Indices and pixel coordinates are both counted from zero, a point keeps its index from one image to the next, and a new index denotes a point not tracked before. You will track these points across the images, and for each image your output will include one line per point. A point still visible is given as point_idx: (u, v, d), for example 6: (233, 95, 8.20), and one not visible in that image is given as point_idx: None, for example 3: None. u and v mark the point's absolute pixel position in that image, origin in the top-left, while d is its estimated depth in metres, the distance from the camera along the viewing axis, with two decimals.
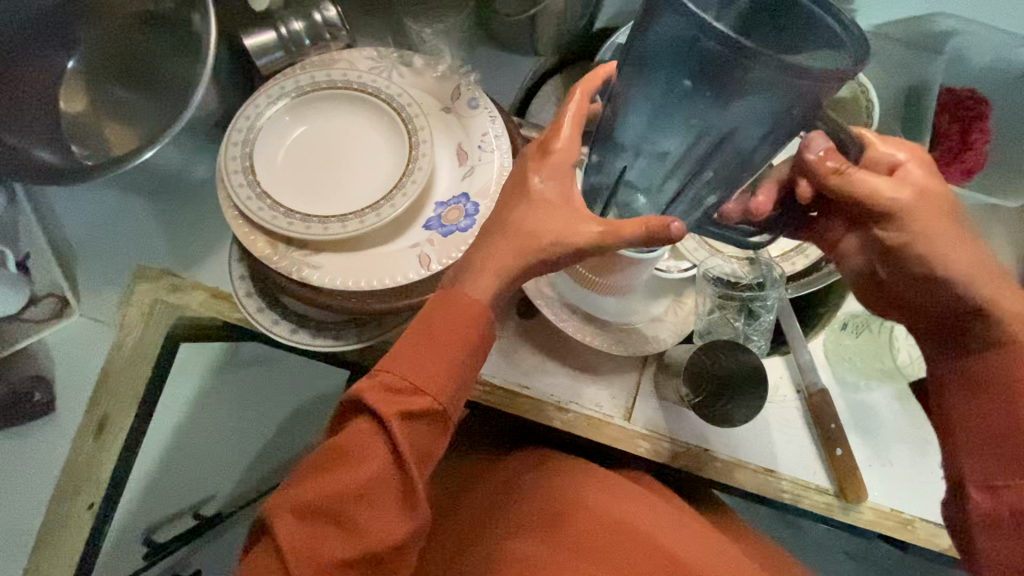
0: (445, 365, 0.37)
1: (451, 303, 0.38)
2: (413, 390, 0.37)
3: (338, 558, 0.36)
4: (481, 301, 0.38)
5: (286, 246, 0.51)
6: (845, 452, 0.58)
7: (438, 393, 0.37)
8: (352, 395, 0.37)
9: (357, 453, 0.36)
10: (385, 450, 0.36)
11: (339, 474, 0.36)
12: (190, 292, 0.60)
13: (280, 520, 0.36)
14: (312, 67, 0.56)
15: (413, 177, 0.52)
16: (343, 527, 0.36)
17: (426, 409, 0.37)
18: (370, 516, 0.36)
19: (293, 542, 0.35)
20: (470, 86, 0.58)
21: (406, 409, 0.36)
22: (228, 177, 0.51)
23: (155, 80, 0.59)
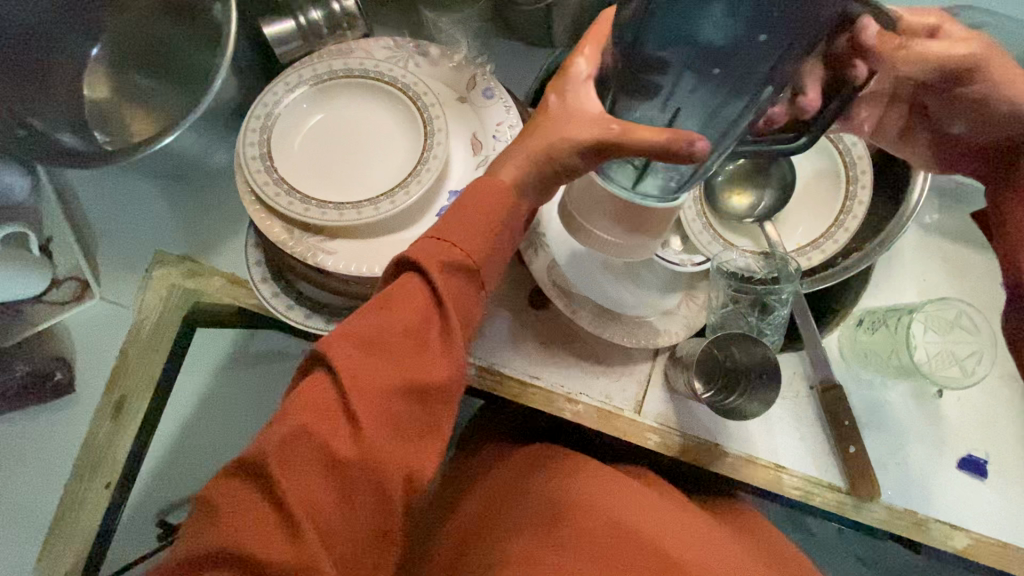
0: (484, 228, 0.42)
1: (487, 182, 0.42)
2: (455, 247, 0.41)
3: (390, 386, 0.39)
4: (512, 181, 0.42)
5: (302, 231, 0.51)
6: (858, 450, 0.58)
7: (476, 253, 0.42)
8: (402, 255, 0.42)
9: (403, 297, 0.41)
10: (430, 297, 0.41)
11: (389, 313, 0.40)
12: (208, 277, 0.61)
13: (337, 350, 0.39)
14: (330, 56, 0.56)
15: (428, 165, 0.53)
16: (393, 359, 0.40)
17: (465, 266, 0.42)
18: (417, 355, 0.40)
19: (349, 368, 0.39)
20: (485, 76, 0.58)
21: (449, 260, 0.41)
22: (246, 162, 0.51)
23: (176, 67, 0.60)
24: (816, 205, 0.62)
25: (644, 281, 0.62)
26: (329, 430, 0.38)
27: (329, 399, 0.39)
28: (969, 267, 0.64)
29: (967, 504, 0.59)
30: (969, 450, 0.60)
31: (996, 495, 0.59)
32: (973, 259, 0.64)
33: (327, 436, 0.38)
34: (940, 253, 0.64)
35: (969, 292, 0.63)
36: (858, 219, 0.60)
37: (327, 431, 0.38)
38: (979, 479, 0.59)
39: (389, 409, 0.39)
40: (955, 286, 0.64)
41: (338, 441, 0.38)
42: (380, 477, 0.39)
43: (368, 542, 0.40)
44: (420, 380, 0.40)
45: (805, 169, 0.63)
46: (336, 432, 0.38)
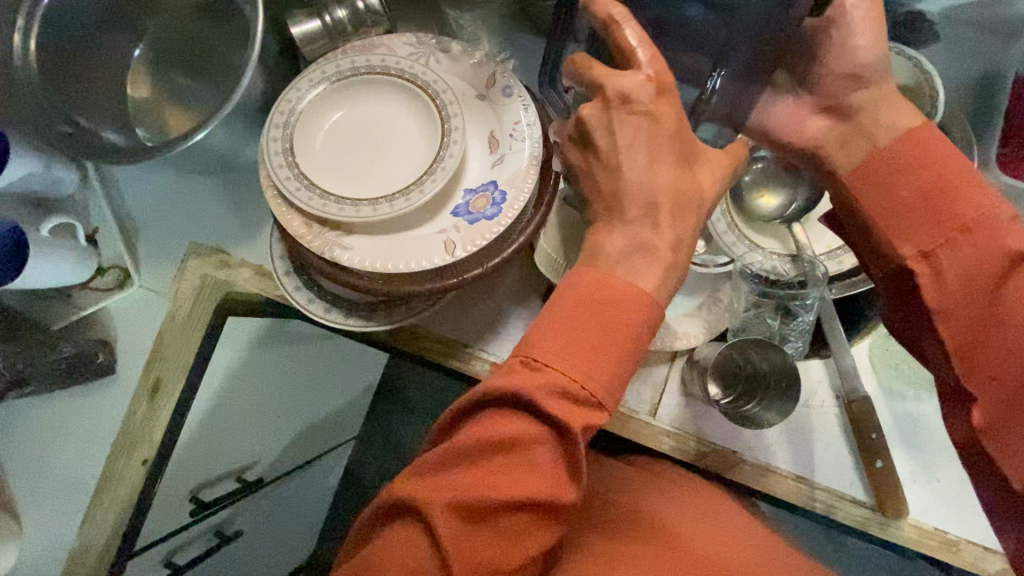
0: (614, 382, 0.37)
1: (625, 293, 0.37)
2: (585, 399, 0.36)
3: (493, 564, 0.36)
4: (645, 298, 0.37)
5: (320, 226, 0.52)
6: (885, 465, 0.55)
7: (602, 403, 0.37)
8: (531, 404, 0.36)
9: (521, 456, 0.36)
10: (552, 456, 0.36)
11: (503, 478, 0.36)
12: (237, 268, 0.64)
13: (447, 524, 0.35)
14: (354, 52, 0.57)
15: (444, 164, 0.53)
16: (500, 533, 0.36)
17: (592, 418, 0.37)
18: (527, 532, 0.37)
19: (452, 539, 0.35)
20: (505, 73, 0.58)
21: (581, 424, 0.36)
22: (269, 157, 0.53)
23: (211, 66, 0.62)
24: None
25: None
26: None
27: (423, 565, 0.36)
28: None
29: None
30: None
31: None
32: None
33: None
34: None
35: None
36: None
37: None
38: None
39: None
40: None
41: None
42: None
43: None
44: (527, 553, 0.37)
45: None
46: None
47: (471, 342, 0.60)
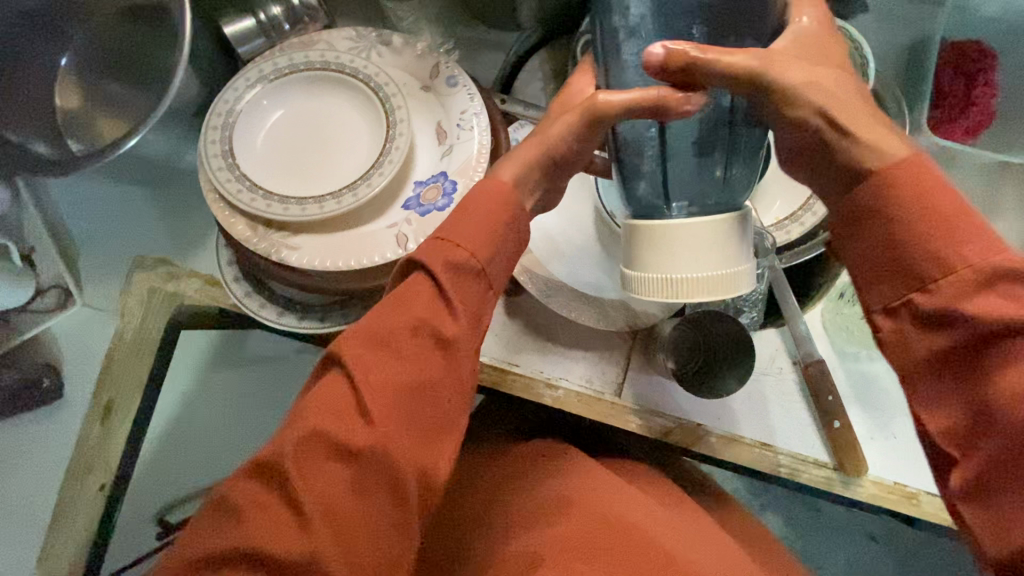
0: (489, 232, 0.41)
1: (489, 180, 0.43)
2: (456, 247, 0.40)
3: (399, 387, 0.38)
4: (506, 182, 0.43)
5: (266, 228, 0.51)
6: (842, 425, 0.57)
7: (480, 255, 0.40)
8: (408, 257, 0.40)
9: (406, 299, 0.39)
10: (436, 298, 0.39)
11: (395, 313, 0.39)
12: (185, 279, 0.61)
13: (350, 351, 0.38)
14: (291, 49, 0.56)
15: (390, 157, 0.52)
16: (399, 359, 0.38)
17: (469, 264, 0.40)
18: (425, 358, 0.39)
19: (358, 368, 0.38)
20: (448, 63, 0.57)
21: (454, 261, 0.40)
22: (207, 160, 0.51)
23: (143, 71, 0.60)
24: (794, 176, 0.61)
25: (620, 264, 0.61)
26: (343, 428, 0.37)
27: (342, 403, 0.38)
28: None
29: None
30: None
31: None
32: None
33: (347, 439, 0.37)
34: None
35: None
36: None
37: (337, 434, 0.37)
38: None
39: (401, 409, 0.38)
40: None
41: (351, 437, 0.37)
42: (392, 479, 0.37)
43: (393, 541, 0.37)
44: (431, 377, 0.39)
45: None
46: (349, 429, 0.37)
47: None
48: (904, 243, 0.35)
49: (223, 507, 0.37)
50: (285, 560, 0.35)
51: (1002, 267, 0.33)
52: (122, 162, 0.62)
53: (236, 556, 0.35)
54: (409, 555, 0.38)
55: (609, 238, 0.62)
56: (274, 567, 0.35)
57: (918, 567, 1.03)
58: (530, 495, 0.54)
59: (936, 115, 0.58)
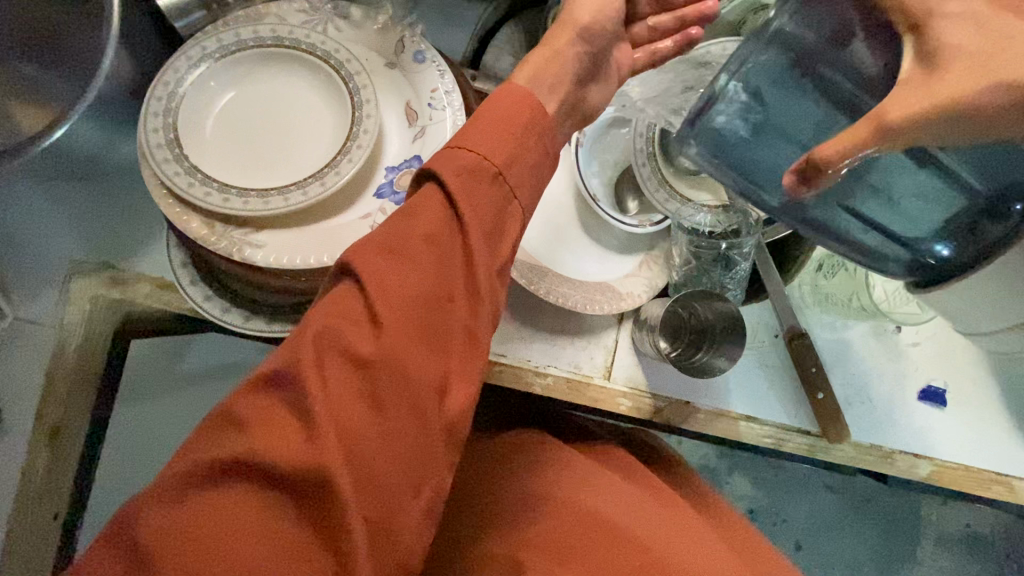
0: (508, 143, 0.37)
1: (506, 90, 0.39)
2: (469, 152, 0.36)
3: (417, 295, 0.34)
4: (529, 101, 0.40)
5: (224, 225, 0.46)
6: (826, 395, 0.58)
7: (496, 158, 0.37)
8: (419, 164, 0.36)
9: (419, 204, 0.35)
10: (452, 203, 0.36)
11: (410, 218, 0.35)
12: (135, 284, 0.55)
13: (360, 256, 0.34)
14: (237, 23, 0.50)
15: (359, 141, 0.48)
16: (413, 264, 0.34)
17: (489, 168, 0.37)
18: (443, 263, 0.35)
19: (371, 274, 0.33)
20: (415, 37, 0.53)
21: (468, 165, 0.36)
22: (150, 151, 0.46)
23: (62, 50, 0.52)
24: None
25: (602, 245, 0.61)
26: (355, 337, 0.32)
27: (351, 310, 0.33)
28: None
29: (932, 434, 0.60)
30: (929, 381, 0.61)
31: (957, 422, 0.60)
32: None
33: (358, 347, 0.32)
34: None
35: None
36: None
37: (348, 343, 0.32)
38: (940, 409, 0.60)
39: (418, 318, 0.34)
40: None
41: (364, 347, 0.32)
42: (414, 395, 0.33)
43: (416, 463, 0.33)
44: (452, 288, 0.35)
45: None
46: (361, 337, 0.32)
47: None
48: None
49: (219, 427, 0.32)
50: (295, 477, 0.31)
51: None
52: (49, 155, 0.56)
53: (240, 471, 0.31)
54: (434, 478, 0.34)
55: (591, 219, 0.62)
56: (290, 482, 0.31)
57: (873, 513, 1.10)
58: (509, 486, 0.52)
59: None
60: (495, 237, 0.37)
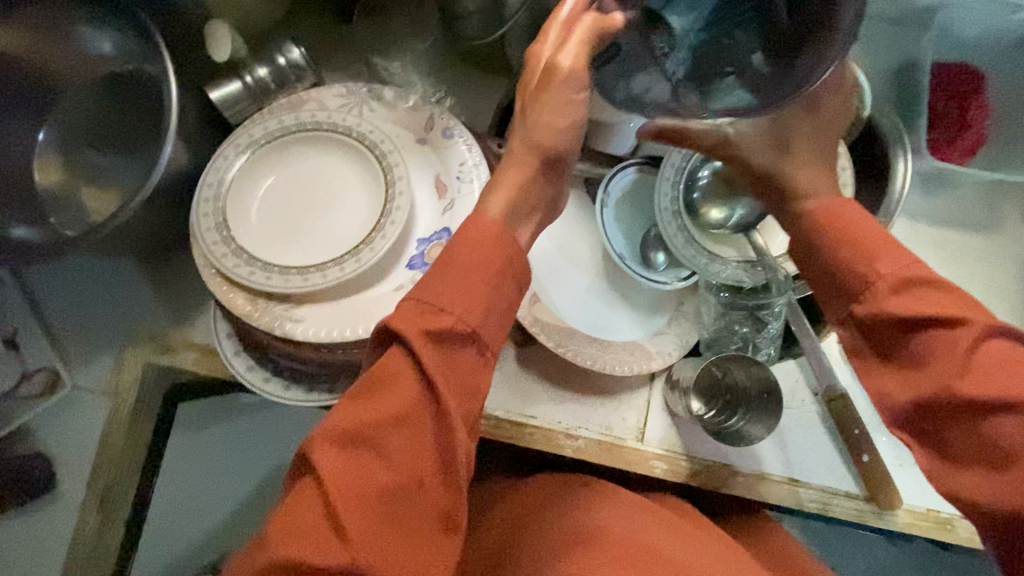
0: (477, 291, 0.39)
1: (480, 217, 0.42)
2: (441, 310, 0.38)
3: (383, 492, 0.36)
4: (499, 219, 0.42)
5: (267, 301, 0.49)
6: (872, 458, 0.56)
7: (464, 317, 0.39)
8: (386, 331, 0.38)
9: (383, 386, 0.37)
10: (417, 384, 0.37)
11: (373, 405, 0.36)
12: (183, 352, 0.58)
13: (322, 457, 0.35)
14: (281, 111, 0.54)
15: (392, 217, 0.51)
16: (380, 456, 0.36)
17: (449, 331, 0.38)
18: (411, 451, 0.37)
19: (333, 476, 0.35)
20: (443, 115, 0.56)
21: (435, 329, 0.38)
22: (202, 235, 0.49)
23: (128, 143, 0.58)
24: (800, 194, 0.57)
25: (630, 304, 0.61)
26: (320, 552, 0.34)
27: (318, 517, 0.35)
28: (963, 252, 0.60)
29: None
30: None
31: None
32: (965, 242, 0.61)
33: (324, 558, 0.34)
34: (933, 240, 0.61)
35: (967, 277, 0.60)
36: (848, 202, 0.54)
37: (312, 555, 0.34)
38: None
39: (384, 514, 0.35)
40: (952, 272, 0.60)
41: (332, 563, 0.34)
42: None
43: None
44: (420, 473, 0.37)
45: None
46: (327, 545, 0.34)
47: None
48: (816, 265, 0.43)
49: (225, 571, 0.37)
50: None
51: (913, 274, 0.39)
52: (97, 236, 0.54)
53: None
54: None
55: (619, 279, 0.61)
56: None
57: None
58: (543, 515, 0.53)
59: (934, 139, 0.58)
60: (466, 397, 0.38)
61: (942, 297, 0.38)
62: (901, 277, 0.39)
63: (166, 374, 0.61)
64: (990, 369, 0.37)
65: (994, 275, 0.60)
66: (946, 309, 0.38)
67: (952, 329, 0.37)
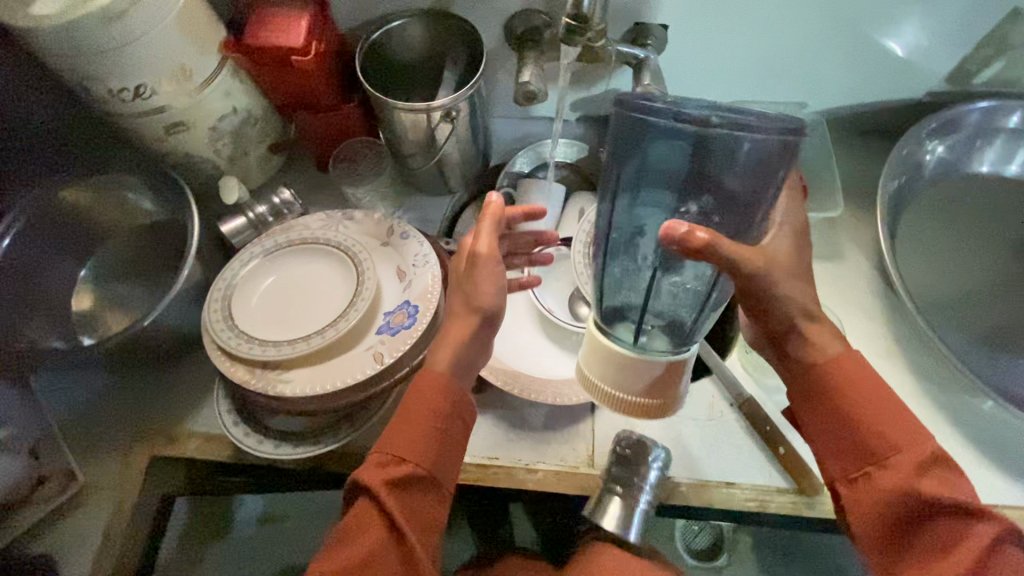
0: (425, 437, 0.50)
1: (426, 374, 0.52)
2: (399, 462, 0.49)
3: None
4: (442, 371, 0.52)
5: (262, 370, 0.61)
6: (788, 450, 0.65)
7: (416, 461, 0.49)
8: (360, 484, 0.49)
9: (359, 531, 0.48)
10: (384, 528, 0.48)
11: (350, 550, 0.47)
12: (188, 439, 0.68)
13: None
14: (277, 233, 0.72)
15: (362, 295, 0.65)
16: None
17: (405, 474, 0.49)
18: None
19: None
20: (400, 223, 0.74)
21: (394, 477, 0.48)
22: (212, 325, 0.63)
23: (153, 272, 0.74)
24: None
25: (566, 348, 0.74)
26: None
27: None
28: (819, 276, 0.76)
29: None
30: None
31: None
32: (818, 269, 0.77)
33: None
34: None
35: (827, 294, 0.75)
36: None
37: None
38: None
39: None
40: (815, 292, 0.75)
41: None
42: None
43: None
44: None
45: None
46: None
47: None
48: None
49: None
50: None
51: (927, 455, 0.49)
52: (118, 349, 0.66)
53: None
54: None
55: (556, 331, 0.75)
56: None
57: None
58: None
59: None
60: (425, 529, 0.49)
61: (950, 489, 0.48)
62: (922, 459, 0.49)
63: (168, 469, 0.69)
64: (997, 571, 0.46)
65: (850, 290, 0.76)
66: (954, 503, 0.47)
67: (952, 518, 0.47)
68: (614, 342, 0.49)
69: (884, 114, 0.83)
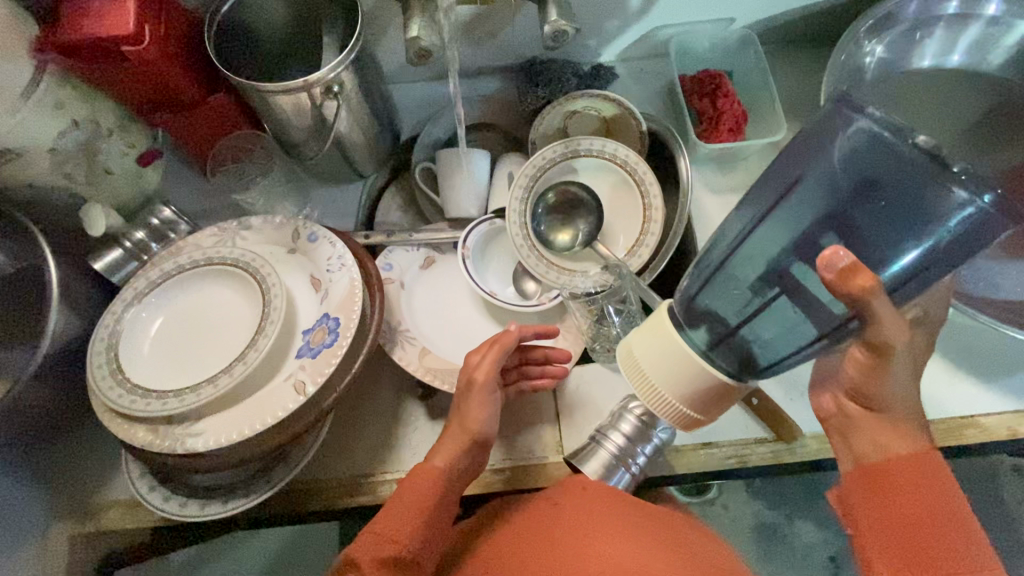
0: (417, 518, 0.48)
1: (426, 461, 0.51)
2: (390, 542, 0.46)
3: None
4: (441, 465, 0.50)
5: (167, 426, 0.53)
6: (761, 399, 0.61)
7: (408, 542, 0.47)
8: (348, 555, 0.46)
9: None
10: None
11: None
12: (108, 509, 0.60)
13: None
14: (162, 260, 0.61)
15: (271, 317, 0.56)
16: None
17: (399, 555, 0.46)
18: None
19: None
20: (305, 224, 0.64)
21: (386, 555, 0.46)
22: (97, 384, 0.53)
23: (10, 337, 0.60)
24: (620, 198, 0.69)
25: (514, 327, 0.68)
26: None
27: None
28: None
29: None
30: None
31: None
32: None
33: None
34: None
35: None
36: (657, 207, 0.66)
37: None
38: None
39: None
40: None
41: None
42: None
43: None
44: None
45: (603, 186, 0.70)
46: None
47: (371, 467, 0.60)
48: None
49: None
50: None
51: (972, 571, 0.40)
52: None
53: None
54: None
55: (502, 313, 0.69)
56: None
57: None
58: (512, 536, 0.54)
59: (703, 128, 0.71)
60: None
61: None
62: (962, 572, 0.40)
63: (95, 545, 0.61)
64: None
65: None
66: None
67: None
68: (711, 364, 0.44)
69: (819, 15, 0.76)
